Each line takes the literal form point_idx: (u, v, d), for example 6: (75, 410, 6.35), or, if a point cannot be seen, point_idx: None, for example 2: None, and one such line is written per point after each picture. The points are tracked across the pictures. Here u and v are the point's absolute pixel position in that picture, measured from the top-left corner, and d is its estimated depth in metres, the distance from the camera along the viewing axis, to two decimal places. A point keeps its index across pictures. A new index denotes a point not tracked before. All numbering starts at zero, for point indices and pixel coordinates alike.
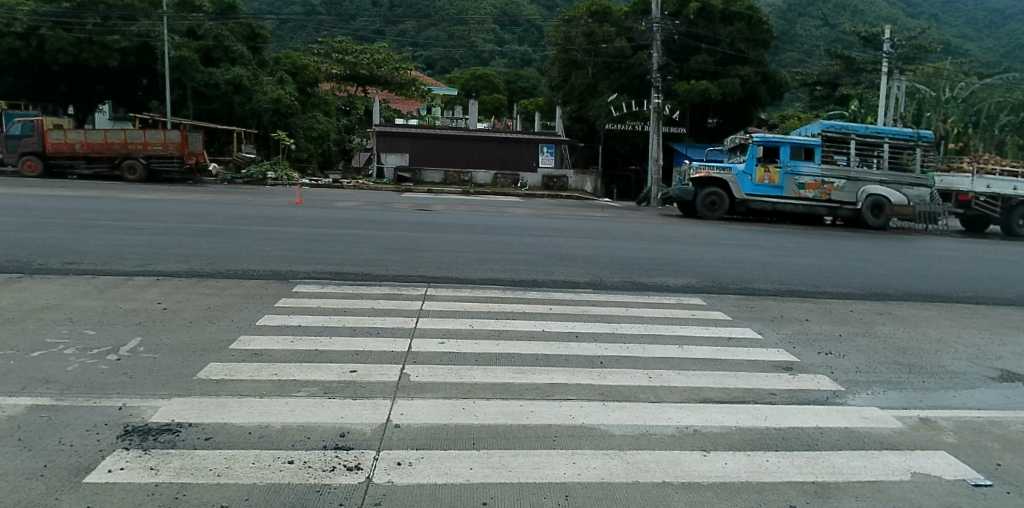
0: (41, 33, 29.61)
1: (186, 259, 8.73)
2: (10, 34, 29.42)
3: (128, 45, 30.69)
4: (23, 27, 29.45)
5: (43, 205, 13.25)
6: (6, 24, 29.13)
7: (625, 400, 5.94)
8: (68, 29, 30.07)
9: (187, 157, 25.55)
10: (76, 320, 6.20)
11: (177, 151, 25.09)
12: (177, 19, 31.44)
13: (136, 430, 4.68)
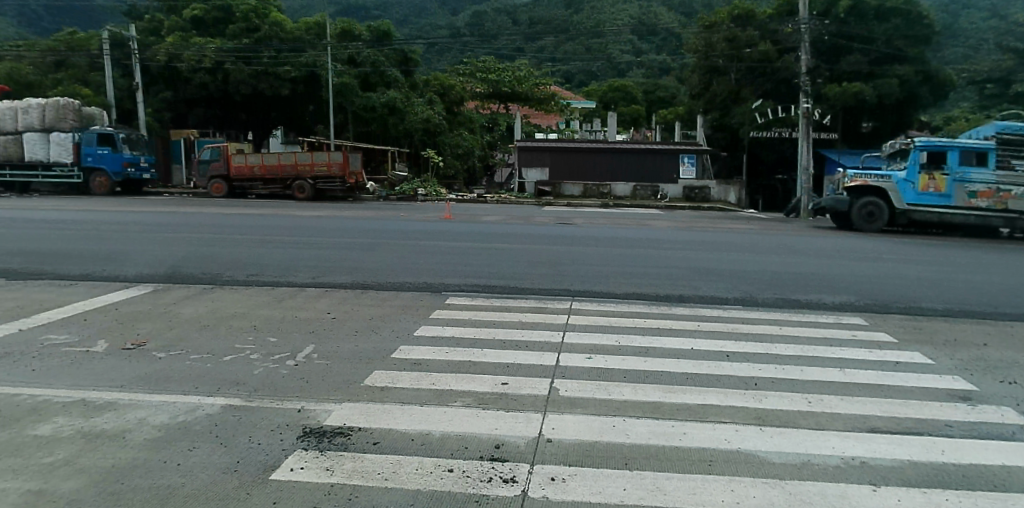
0: (225, 67, 33.12)
1: (347, 271, 9.28)
2: (201, 69, 32.89)
3: (298, 74, 33.74)
4: (211, 62, 32.83)
5: (232, 222, 14.82)
6: (197, 60, 32.52)
7: (784, 426, 5.49)
8: (248, 62, 33.54)
9: (349, 176, 27.40)
10: (258, 328, 6.73)
11: (340, 171, 26.94)
12: (339, 49, 34.18)
13: (313, 432, 4.96)
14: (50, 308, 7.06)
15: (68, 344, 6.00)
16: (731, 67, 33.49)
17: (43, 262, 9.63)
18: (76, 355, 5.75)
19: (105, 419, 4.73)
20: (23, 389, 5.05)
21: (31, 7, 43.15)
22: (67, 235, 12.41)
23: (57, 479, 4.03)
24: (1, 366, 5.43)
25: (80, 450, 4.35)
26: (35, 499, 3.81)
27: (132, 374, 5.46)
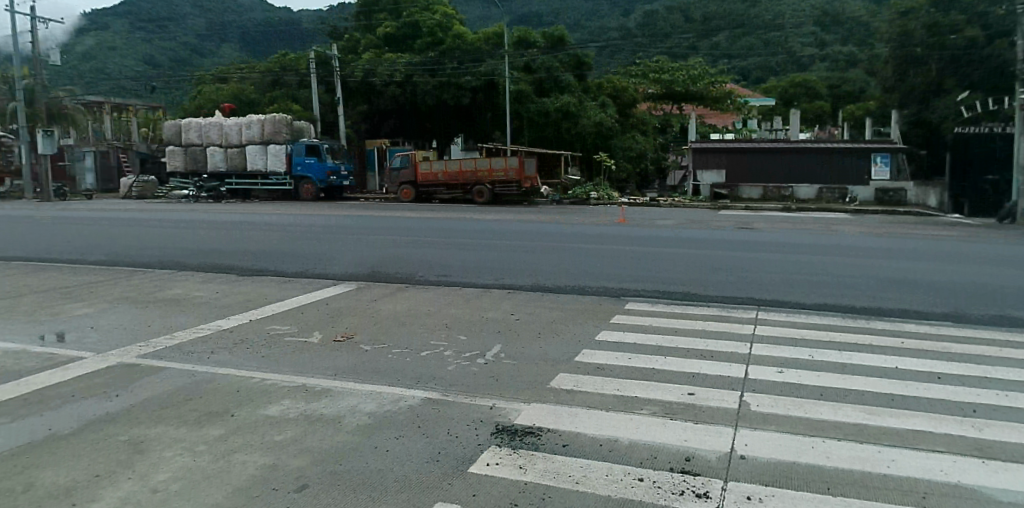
0: (413, 79, 37.08)
1: (528, 274, 9.45)
2: (393, 83, 37.32)
3: (477, 83, 36.25)
4: (401, 77, 37.15)
5: (422, 225, 15.79)
6: (390, 76, 37.14)
7: (1013, 461, 4.57)
8: (432, 74, 37.12)
9: (524, 182, 27.72)
10: (450, 326, 6.99)
11: (516, 176, 27.47)
12: (515, 56, 35.54)
13: (505, 430, 5.01)
14: (272, 301, 7.87)
15: (289, 334, 6.62)
16: (931, 56, 30.23)
17: (263, 260, 10.83)
18: (295, 344, 6.32)
19: (323, 404, 5.10)
20: (255, 372, 5.61)
21: (251, 32, 49.45)
22: (283, 236, 13.91)
23: (285, 456, 4.38)
24: (238, 351, 6.10)
25: (303, 431, 4.70)
26: (268, 473, 4.16)
27: (343, 364, 5.88)
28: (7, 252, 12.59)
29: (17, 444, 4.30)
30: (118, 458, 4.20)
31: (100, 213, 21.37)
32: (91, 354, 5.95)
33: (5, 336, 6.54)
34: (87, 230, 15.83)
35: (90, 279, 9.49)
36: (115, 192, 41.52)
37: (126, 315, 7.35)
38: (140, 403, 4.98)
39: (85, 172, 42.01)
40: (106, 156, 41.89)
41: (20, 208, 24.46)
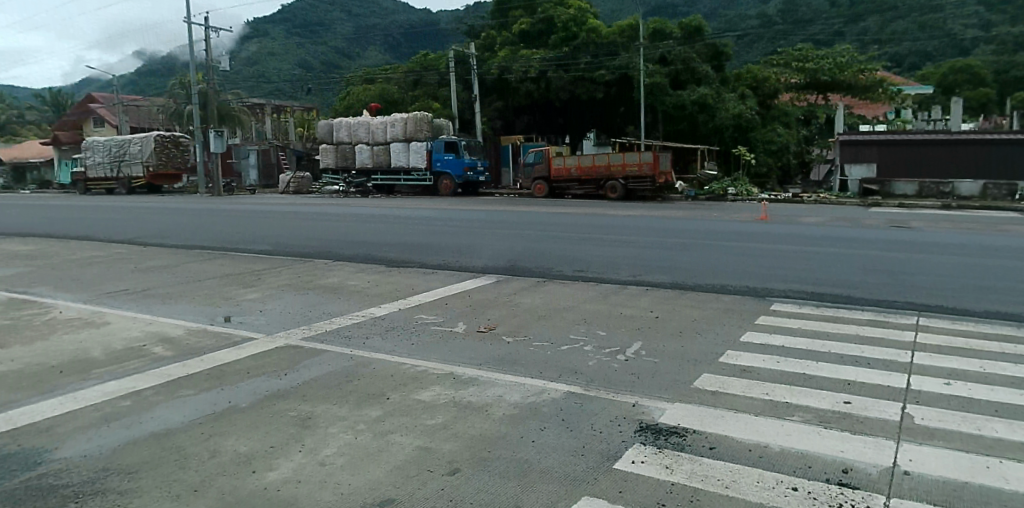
0: (547, 75, 37.24)
1: (667, 270, 9.25)
2: (528, 79, 37.76)
3: (611, 76, 35.72)
4: (536, 72, 37.45)
5: (560, 220, 15.92)
6: (526, 72, 37.55)
7: None
8: (567, 69, 37.06)
9: (658, 176, 27.08)
10: (589, 321, 6.97)
11: (651, 171, 26.81)
12: (650, 49, 35.62)
13: (649, 428, 4.85)
14: (418, 291, 8.22)
15: (435, 323, 6.85)
16: None
17: (407, 252, 11.33)
18: (441, 334, 6.53)
19: (470, 392, 5.21)
20: (406, 359, 5.83)
21: (391, 33, 52.05)
22: (425, 229, 14.51)
23: (438, 440, 4.52)
24: (390, 337, 6.39)
25: (453, 417, 4.83)
26: (422, 455, 4.30)
27: (487, 355, 6.00)
28: (190, 240, 14.03)
29: (204, 414, 4.73)
30: (289, 431, 4.51)
31: (259, 206, 23.39)
32: (261, 335, 6.46)
33: (190, 315, 7.26)
34: (258, 221, 17.33)
35: (257, 266, 10.34)
36: (274, 187, 45.07)
37: (289, 300, 7.92)
38: (306, 381, 5.33)
39: (249, 169, 45.97)
40: (267, 153, 45.65)
41: (194, 202, 27.31)
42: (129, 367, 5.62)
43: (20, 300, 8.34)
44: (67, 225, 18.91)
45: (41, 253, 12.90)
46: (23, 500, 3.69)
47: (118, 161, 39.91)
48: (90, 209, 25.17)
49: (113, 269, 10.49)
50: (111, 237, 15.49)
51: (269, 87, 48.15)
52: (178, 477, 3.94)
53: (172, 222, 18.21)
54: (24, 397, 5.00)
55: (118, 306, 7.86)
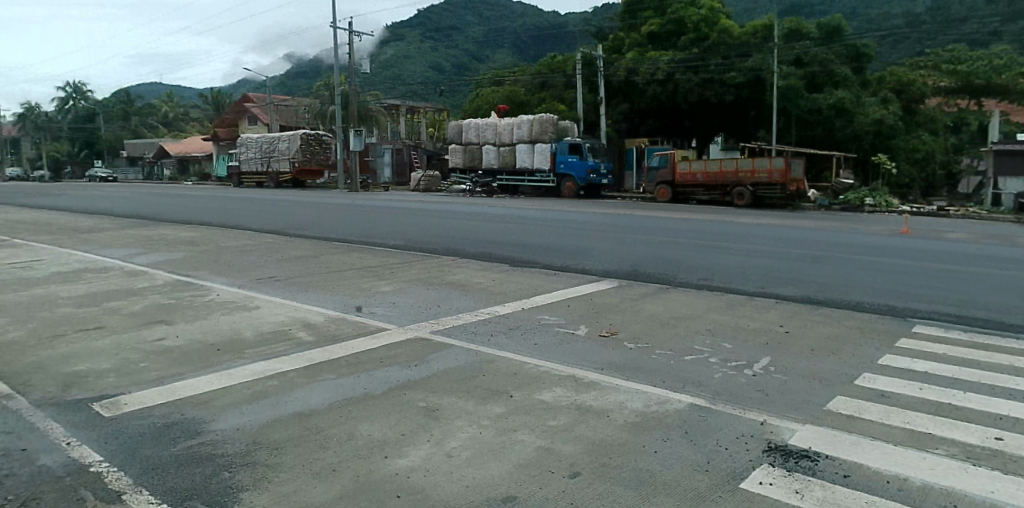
0: (675, 77, 36.50)
1: (796, 283, 8.83)
2: (654, 82, 37.11)
3: (743, 79, 34.68)
4: (663, 75, 36.70)
5: (682, 226, 15.58)
6: (652, 74, 36.91)
7: None
8: (695, 71, 36.17)
9: (789, 183, 25.73)
10: (714, 332, 6.79)
11: (780, 178, 25.67)
12: (785, 49, 34.72)
13: (778, 449, 4.56)
14: (540, 291, 8.36)
15: (557, 325, 6.93)
16: None
17: (529, 252, 11.50)
18: (564, 336, 6.59)
19: (592, 396, 5.21)
20: (530, 359, 5.92)
21: (515, 36, 53.12)
22: (548, 231, 14.64)
23: (559, 442, 4.51)
24: (514, 336, 6.52)
25: (574, 420, 4.83)
26: (543, 455, 4.31)
27: (610, 360, 5.98)
28: (330, 233, 14.93)
29: (341, 398, 5.03)
30: (418, 421, 4.69)
31: (389, 203, 24.61)
32: (393, 326, 6.79)
33: (329, 303, 7.74)
34: (391, 218, 18.16)
35: (389, 260, 10.83)
36: (405, 184, 46.61)
37: (418, 294, 8.24)
38: (434, 374, 5.54)
39: (384, 166, 47.55)
40: (400, 152, 47.60)
41: (331, 197, 29.17)
42: (276, 348, 6.07)
43: (184, 282, 9.21)
44: (225, 215, 20.74)
45: (203, 240, 14.20)
46: (185, 465, 4.07)
47: (268, 157, 42.84)
48: (240, 200, 27.53)
49: (262, 257, 11.36)
50: (260, 227, 16.80)
51: (401, 89, 50.44)
52: (316, 456, 4.20)
53: (315, 215, 19.51)
54: (187, 371, 5.53)
55: (266, 291, 8.50)
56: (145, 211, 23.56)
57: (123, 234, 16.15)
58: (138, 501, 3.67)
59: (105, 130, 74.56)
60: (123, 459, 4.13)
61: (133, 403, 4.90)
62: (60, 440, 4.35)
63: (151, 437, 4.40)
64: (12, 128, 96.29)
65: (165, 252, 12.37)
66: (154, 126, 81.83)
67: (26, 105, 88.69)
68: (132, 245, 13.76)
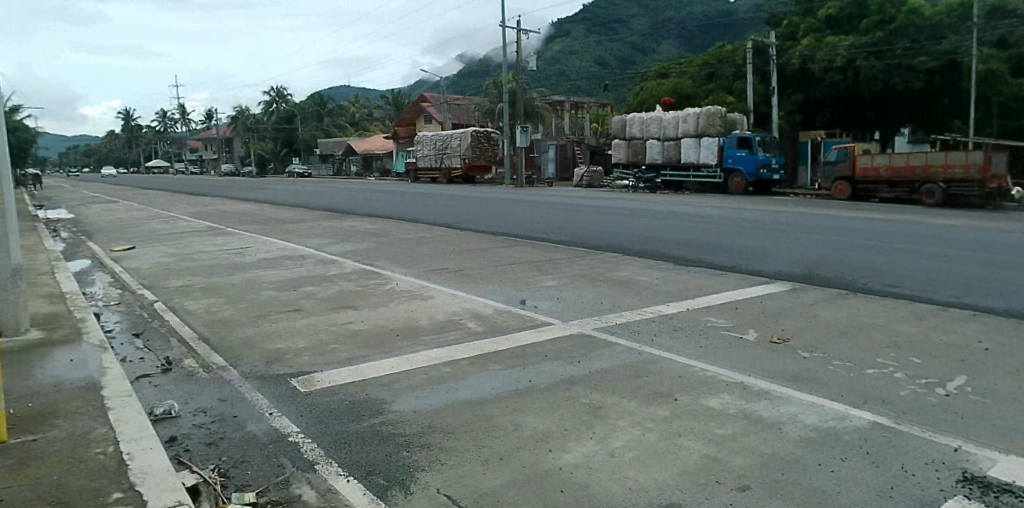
0: (857, 63, 34.31)
1: (1002, 295, 7.82)
2: (832, 69, 35.00)
3: (935, 63, 32.82)
4: (843, 61, 34.52)
5: (864, 226, 14.40)
6: (830, 60, 34.81)
7: None
8: (879, 56, 33.88)
9: (989, 180, 23.08)
10: (898, 345, 6.23)
11: (980, 173, 23.00)
12: (986, 30, 32.41)
13: (975, 480, 3.90)
14: (703, 294, 8.21)
15: (725, 329, 6.79)
16: None
17: (691, 251, 11.26)
18: (731, 340, 6.43)
19: (763, 406, 4.96)
20: (695, 362, 5.84)
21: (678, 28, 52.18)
22: (713, 229, 14.19)
23: (727, 451, 4.28)
24: (678, 338, 6.49)
25: (742, 430, 4.58)
26: (710, 464, 4.09)
27: (781, 368, 5.69)
28: (497, 227, 15.48)
29: (508, 389, 5.25)
30: (580, 419, 4.71)
31: (550, 199, 25.16)
32: (557, 322, 7.03)
33: (496, 296, 8.14)
34: (554, 213, 18.48)
35: (551, 255, 11.08)
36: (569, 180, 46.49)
37: (581, 291, 8.42)
38: (597, 371, 5.64)
39: (549, 162, 48.57)
40: (564, 148, 47.73)
41: (496, 193, 30.46)
42: (449, 338, 6.49)
43: (369, 270, 10.05)
44: (403, 208, 22.31)
45: (384, 232, 15.36)
46: (367, 442, 4.40)
47: (441, 153, 46.01)
48: (415, 195, 29.53)
49: (434, 249, 12.09)
50: (435, 220, 17.91)
51: (564, 85, 51.27)
52: (484, 443, 4.34)
53: (483, 210, 20.33)
54: (373, 354, 6.07)
55: (440, 281, 9.06)
56: (340, 203, 26.12)
57: (318, 224, 17.92)
58: (329, 472, 4.02)
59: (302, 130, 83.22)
60: (317, 432, 4.57)
61: (324, 381, 5.46)
62: (268, 409, 4.95)
63: (340, 414, 4.86)
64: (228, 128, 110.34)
65: (352, 242, 13.55)
66: (341, 125, 89.78)
67: (241, 107, 101.21)
68: (324, 235, 15.24)
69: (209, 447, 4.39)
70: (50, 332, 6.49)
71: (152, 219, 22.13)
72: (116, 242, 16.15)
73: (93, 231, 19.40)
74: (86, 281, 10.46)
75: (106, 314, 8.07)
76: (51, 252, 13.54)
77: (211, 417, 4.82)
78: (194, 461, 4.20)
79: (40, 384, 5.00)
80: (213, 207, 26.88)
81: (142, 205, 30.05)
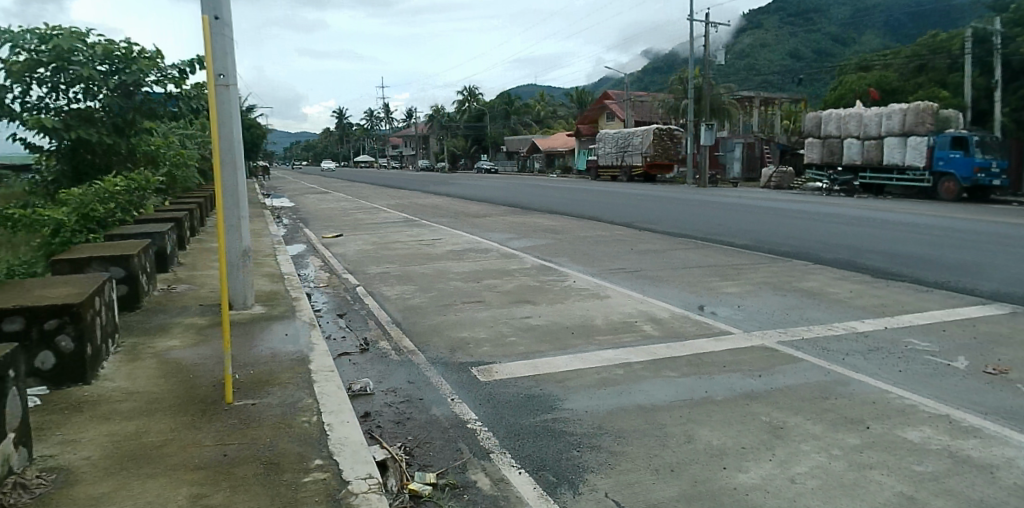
0: None
1: None
2: None
3: None
4: None
5: None
6: None
7: None
8: None
9: None
10: None
11: None
12: None
13: None
14: (907, 311, 7.28)
15: (931, 353, 5.95)
16: None
17: (895, 263, 10.05)
18: (938, 367, 5.62)
19: (973, 445, 4.15)
20: (893, 388, 5.16)
21: None
22: (926, 240, 12.51)
23: (925, 491, 3.54)
24: (875, 359, 5.80)
25: (947, 469, 3.82)
26: (903, 503, 3.40)
27: (1001, 404, 4.80)
28: (678, 228, 14.96)
29: (683, 398, 5.01)
30: (761, 437, 4.33)
31: (735, 200, 23.95)
32: (738, 331, 6.65)
33: (672, 299, 7.89)
34: (740, 216, 17.50)
35: (733, 259, 10.50)
36: (756, 181, 44.05)
37: (766, 299, 7.90)
38: (780, 388, 5.19)
39: (734, 161, 45.61)
40: (752, 146, 45.02)
41: (678, 192, 29.64)
42: (624, 339, 6.41)
43: (547, 266, 10.21)
44: (582, 206, 22.43)
45: (563, 229, 15.55)
46: (539, 437, 4.41)
47: (622, 151, 45.85)
48: (596, 193, 29.62)
49: (611, 248, 12.02)
50: (614, 219, 17.82)
51: (752, 80, 48.74)
52: (657, 452, 4.14)
53: (664, 210, 19.81)
54: (547, 349, 6.15)
55: (616, 281, 8.97)
56: (525, 199, 27.03)
57: (501, 219, 18.60)
58: (502, 462, 4.07)
59: (491, 129, 87.40)
60: (492, 422, 4.68)
61: (502, 372, 5.61)
62: (449, 395, 5.20)
63: (515, 406, 4.94)
64: (425, 127, 119.04)
65: (532, 238, 13.87)
66: (527, 124, 92.77)
67: (438, 108, 108.62)
68: (506, 230, 15.78)
69: (397, 426, 4.69)
70: (271, 308, 7.37)
71: (357, 210, 24.40)
72: (328, 229, 18.06)
73: (310, 219, 21.81)
74: (303, 264, 11.82)
75: (315, 295, 9.02)
76: (275, 236, 15.41)
77: (399, 398, 5.17)
78: (383, 437, 4.51)
79: (262, 353, 5.68)
80: (410, 201, 29.00)
81: (350, 197, 33.30)
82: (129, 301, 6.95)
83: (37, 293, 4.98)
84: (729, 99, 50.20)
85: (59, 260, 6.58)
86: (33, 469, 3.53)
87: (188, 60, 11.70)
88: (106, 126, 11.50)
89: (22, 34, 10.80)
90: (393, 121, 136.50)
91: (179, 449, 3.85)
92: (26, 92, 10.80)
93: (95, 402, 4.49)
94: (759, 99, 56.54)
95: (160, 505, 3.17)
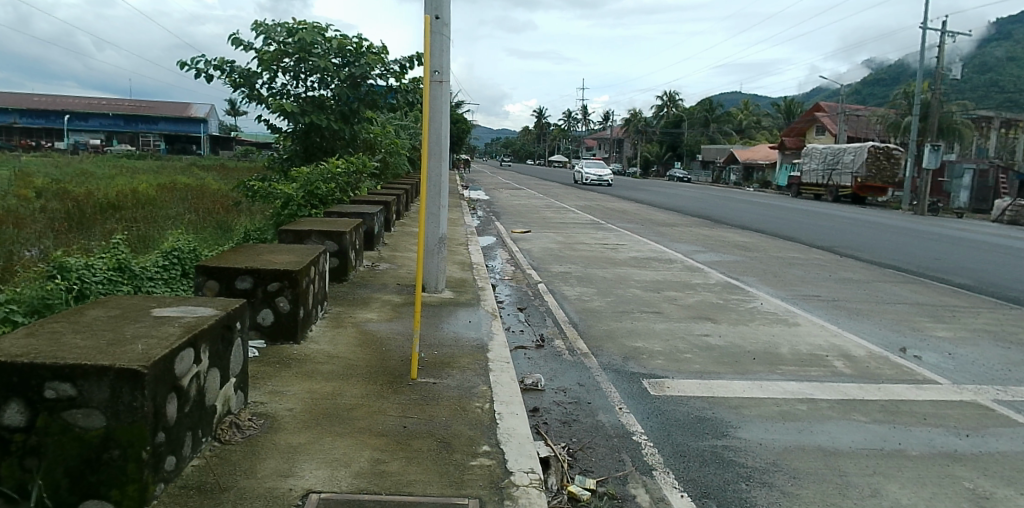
0: None
1: None
2: None
3: None
4: None
5: None
6: None
7: None
8: None
9: None
10: None
11: None
12: None
13: None
14: None
15: None
16: None
17: None
18: None
19: None
20: None
21: None
22: None
23: None
24: None
25: None
26: None
27: None
28: (888, 259, 13.51)
29: (872, 447, 4.45)
30: (961, 504, 3.69)
31: (971, 234, 20.91)
32: (946, 382, 5.83)
33: (870, 336, 7.17)
34: (970, 253, 15.28)
35: (948, 301, 9.25)
36: (987, 213, 38.60)
37: (986, 350, 6.85)
38: (991, 453, 4.42)
39: (961, 190, 40.29)
40: (985, 174, 39.42)
41: (901, 220, 26.57)
42: (810, 372, 5.93)
43: (733, 285, 9.73)
44: (781, 225, 21.00)
45: (755, 246, 14.71)
46: (708, 463, 4.16)
47: (831, 169, 42.51)
48: (800, 212, 27.50)
49: (805, 272, 11.21)
50: (815, 241, 16.52)
51: (994, 96, 42.68)
52: (834, 500, 3.67)
53: (875, 237, 17.89)
54: (724, 371, 5.88)
55: (809, 308, 8.36)
56: (723, 212, 25.94)
57: (692, 230, 18.02)
58: (664, 482, 3.89)
59: (687, 135, 84.78)
60: (659, 439, 4.51)
61: (674, 388, 5.44)
62: (618, 403, 5.14)
63: (684, 426, 4.72)
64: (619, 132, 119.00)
65: (720, 253, 13.31)
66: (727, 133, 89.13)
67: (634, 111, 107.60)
68: (694, 242, 15.26)
69: (564, 425, 4.72)
70: (459, 294, 7.78)
71: (548, 208, 24.98)
72: (518, 224, 18.72)
73: (502, 213, 22.70)
74: (491, 256, 12.39)
75: (500, 288, 9.42)
76: (469, 227, 16.33)
77: (568, 399, 5.21)
78: (549, 435, 4.55)
79: (446, 335, 6.01)
80: (601, 203, 29.07)
81: (544, 196, 34.21)
82: (338, 273, 7.71)
83: (268, 257, 5.68)
84: (963, 118, 44.28)
85: (287, 230, 7.62)
86: (248, 412, 4.00)
87: (409, 56, 12.62)
88: (334, 113, 12.81)
89: (275, 27, 12.31)
90: (587, 124, 137.89)
91: (367, 414, 4.16)
92: (273, 78, 12.27)
93: (301, 360, 5.00)
94: (1000, 119, 49.12)
95: (346, 464, 3.42)
